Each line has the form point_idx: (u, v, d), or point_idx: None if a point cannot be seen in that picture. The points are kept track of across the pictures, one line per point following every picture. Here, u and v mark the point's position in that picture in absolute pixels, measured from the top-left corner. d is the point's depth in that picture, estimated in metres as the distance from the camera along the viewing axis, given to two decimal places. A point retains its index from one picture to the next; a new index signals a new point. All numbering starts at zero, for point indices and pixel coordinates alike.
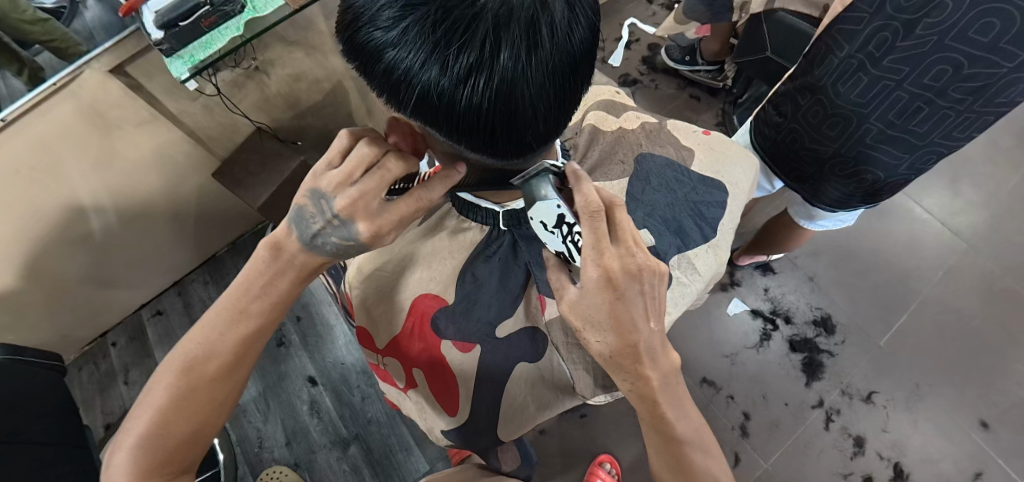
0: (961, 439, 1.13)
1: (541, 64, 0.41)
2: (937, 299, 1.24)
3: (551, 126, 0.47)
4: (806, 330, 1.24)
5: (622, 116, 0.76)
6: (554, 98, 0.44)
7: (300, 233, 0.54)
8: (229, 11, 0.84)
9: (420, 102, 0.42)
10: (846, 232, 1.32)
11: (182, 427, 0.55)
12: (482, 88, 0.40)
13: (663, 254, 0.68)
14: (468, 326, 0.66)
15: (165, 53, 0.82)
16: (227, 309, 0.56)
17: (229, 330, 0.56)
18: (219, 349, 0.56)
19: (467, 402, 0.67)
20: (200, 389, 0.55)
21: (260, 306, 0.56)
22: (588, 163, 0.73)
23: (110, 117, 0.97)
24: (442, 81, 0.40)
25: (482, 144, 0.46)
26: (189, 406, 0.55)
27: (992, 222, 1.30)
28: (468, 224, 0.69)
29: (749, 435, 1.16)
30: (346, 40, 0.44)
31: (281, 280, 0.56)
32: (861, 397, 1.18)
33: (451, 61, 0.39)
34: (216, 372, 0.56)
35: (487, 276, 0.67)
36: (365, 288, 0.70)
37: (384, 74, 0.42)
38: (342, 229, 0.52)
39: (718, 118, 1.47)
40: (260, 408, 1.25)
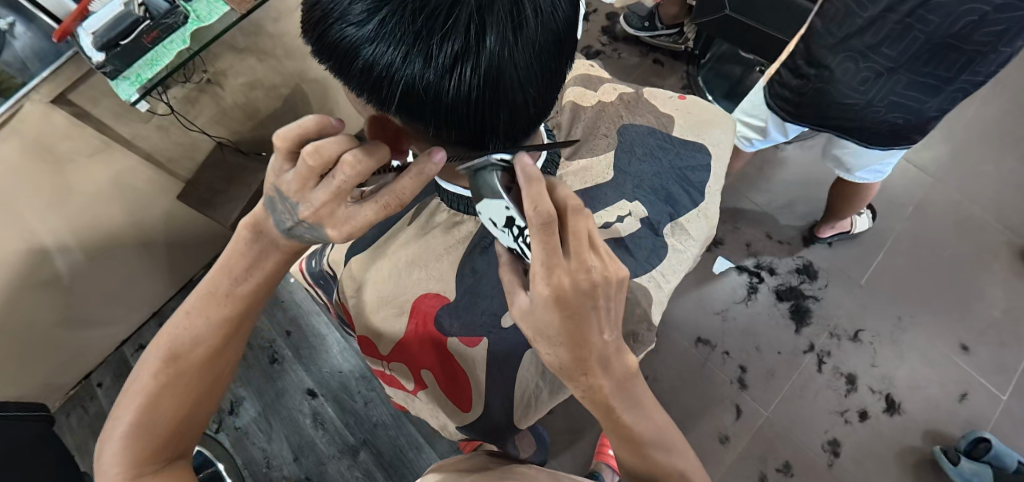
0: (944, 364, 1.19)
1: (527, 44, 0.40)
2: (909, 233, 1.29)
3: (540, 109, 0.46)
4: (791, 278, 1.28)
5: (599, 90, 0.75)
6: (542, 78, 0.43)
7: (276, 221, 0.51)
8: (172, 24, 0.80)
9: (405, 98, 0.41)
10: (818, 179, 1.36)
11: (173, 412, 0.55)
12: (469, 76, 0.39)
13: (656, 223, 0.69)
14: (473, 318, 0.66)
15: (109, 76, 0.78)
16: (208, 295, 0.54)
17: (214, 314, 0.54)
18: (204, 335, 0.54)
19: (481, 396, 0.66)
20: (187, 374, 0.54)
21: (244, 290, 0.54)
22: (572, 141, 0.72)
23: (60, 150, 0.92)
24: (427, 73, 0.39)
25: (472, 134, 0.45)
26: (177, 392, 0.54)
27: (953, 153, 1.35)
28: (461, 217, 0.70)
29: (748, 387, 1.20)
30: (316, 40, 0.42)
31: (267, 261, 0.54)
32: (849, 336, 1.22)
33: (435, 51, 0.38)
34: (203, 356, 0.55)
35: (486, 267, 0.68)
36: (363, 295, 0.68)
37: (362, 72, 0.40)
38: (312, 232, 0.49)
39: (684, 81, 1.47)
40: (262, 428, 1.23)
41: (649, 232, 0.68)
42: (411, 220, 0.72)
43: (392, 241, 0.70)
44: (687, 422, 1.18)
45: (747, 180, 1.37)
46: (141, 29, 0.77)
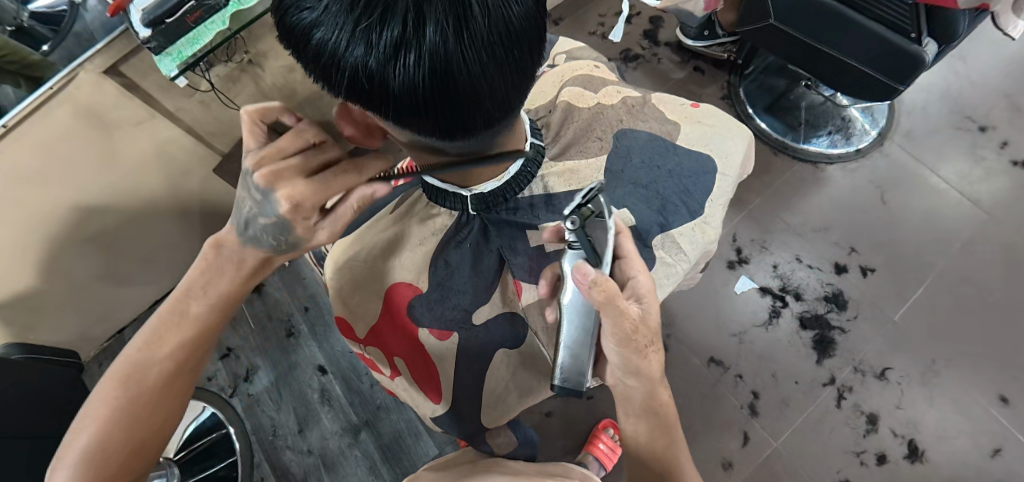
0: (978, 414, 1.10)
1: (473, 38, 0.39)
2: (955, 270, 1.20)
3: (500, 106, 0.45)
4: (817, 306, 1.21)
5: (600, 92, 0.73)
6: (498, 75, 0.42)
7: (238, 219, 0.54)
8: (213, 6, 0.86)
9: (353, 86, 0.41)
10: (856, 204, 1.28)
11: (124, 443, 0.55)
12: (411, 65, 0.39)
13: (645, 232, 0.66)
14: (443, 314, 0.65)
15: (154, 51, 0.86)
16: (167, 315, 0.57)
17: (170, 332, 0.56)
18: (161, 355, 0.56)
19: (449, 388, 0.68)
20: (143, 397, 0.55)
21: (200, 311, 0.57)
22: (561, 142, 0.69)
23: (109, 117, 0.99)
24: (369, 61, 0.39)
25: (426, 126, 0.44)
26: (132, 414, 0.55)
27: (1015, 190, 1.25)
28: (438, 210, 0.67)
29: (759, 414, 1.15)
30: (280, 24, 0.43)
31: (221, 282, 0.57)
32: (875, 374, 1.15)
33: (375, 39, 0.38)
34: (158, 379, 0.56)
35: (460, 262, 0.66)
36: (339, 278, 0.70)
37: (315, 56, 0.41)
38: (264, 206, 0.51)
39: (723, 91, 1.43)
40: (272, 398, 1.28)
41: (637, 243, 0.65)
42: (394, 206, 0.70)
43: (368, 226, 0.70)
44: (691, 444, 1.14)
45: (781, 198, 1.30)
46: (185, 9, 0.84)
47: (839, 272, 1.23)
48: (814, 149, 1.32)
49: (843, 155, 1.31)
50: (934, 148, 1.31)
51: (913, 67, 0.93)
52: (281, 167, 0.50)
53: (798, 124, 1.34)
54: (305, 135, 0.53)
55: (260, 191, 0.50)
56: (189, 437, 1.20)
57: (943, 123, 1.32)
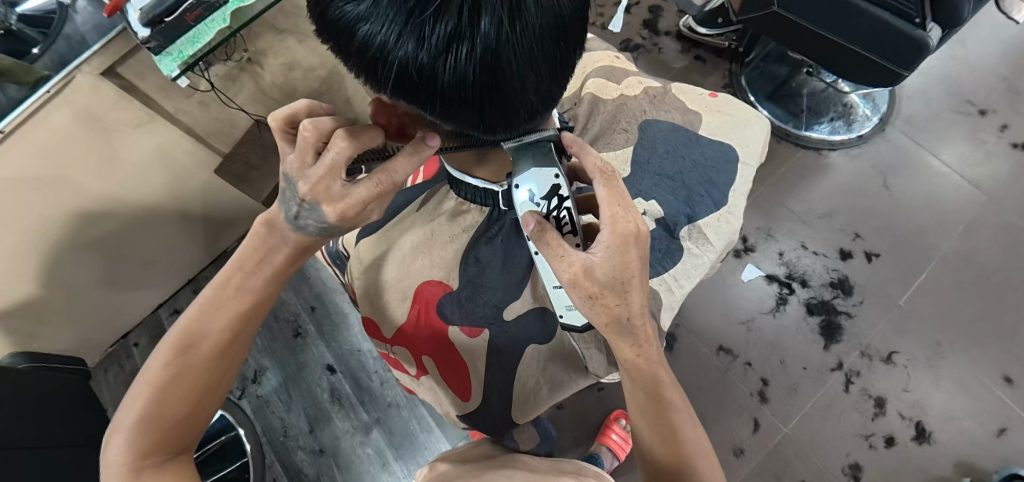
0: (983, 395, 1.12)
1: (527, 28, 0.38)
2: (958, 254, 1.21)
3: (543, 96, 0.44)
4: (823, 292, 1.22)
5: (623, 83, 0.72)
6: (545, 65, 0.41)
7: (285, 214, 0.54)
8: (213, 4, 0.84)
9: (399, 80, 0.40)
10: (861, 190, 1.29)
11: (178, 410, 0.55)
12: (463, 59, 0.37)
13: (672, 222, 0.67)
14: (474, 311, 0.65)
15: (154, 51, 0.85)
16: (221, 286, 0.56)
17: (224, 307, 0.56)
18: (217, 326, 0.56)
19: (480, 386, 0.66)
20: (197, 366, 0.55)
21: (255, 284, 0.57)
22: (589, 134, 0.71)
23: (108, 120, 0.97)
24: (420, 55, 0.37)
25: (471, 118, 0.43)
26: (186, 385, 0.55)
27: (1015, 173, 1.26)
28: (467, 206, 0.68)
29: (768, 401, 1.16)
30: (317, 16, 0.41)
31: (275, 257, 0.57)
32: (882, 358, 1.16)
33: (427, 32, 0.36)
34: (213, 349, 0.56)
35: (490, 257, 0.66)
36: (368, 278, 0.70)
37: (358, 50, 0.39)
38: (313, 213, 0.51)
39: (725, 80, 1.42)
40: (282, 399, 1.27)
41: (664, 234, 0.66)
42: (419, 205, 0.71)
43: (396, 225, 0.70)
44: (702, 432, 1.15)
45: (785, 186, 1.31)
46: (184, 7, 0.82)
47: (845, 258, 1.24)
48: (817, 136, 1.32)
49: (846, 141, 1.32)
50: (935, 133, 1.31)
51: (917, 52, 0.93)
52: (313, 182, 0.49)
53: (800, 112, 1.34)
54: (310, 136, 0.49)
55: (305, 203, 0.51)
56: (200, 440, 1.21)
57: (944, 107, 1.33)
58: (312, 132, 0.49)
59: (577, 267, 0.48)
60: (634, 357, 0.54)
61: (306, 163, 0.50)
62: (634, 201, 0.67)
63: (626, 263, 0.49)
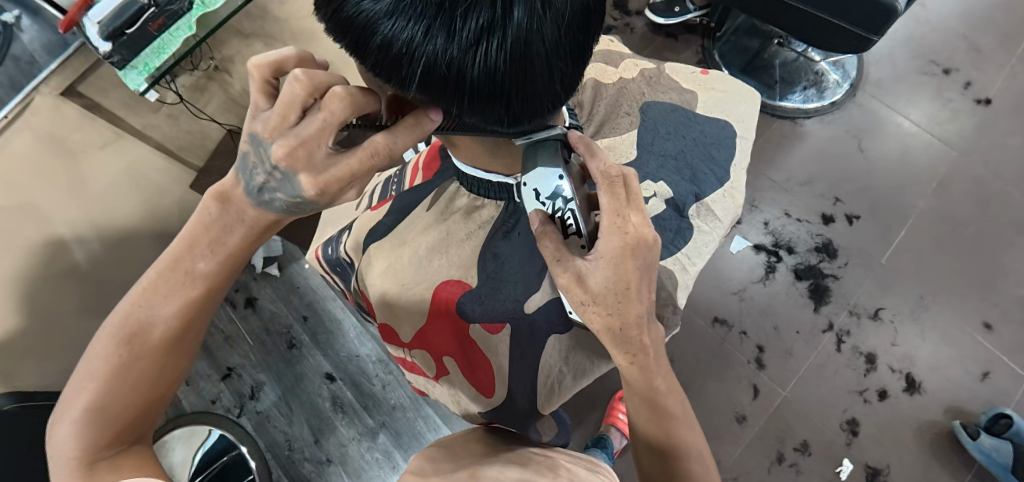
0: (965, 342, 1.17)
1: (556, 16, 0.37)
2: (933, 209, 1.26)
3: (566, 85, 0.44)
4: (809, 257, 1.25)
5: (621, 66, 0.72)
6: (571, 52, 0.41)
7: (246, 184, 0.49)
8: (177, 11, 0.82)
9: (425, 77, 0.39)
10: (838, 154, 1.32)
11: (130, 404, 0.50)
12: (494, 51, 0.36)
13: (681, 202, 0.67)
14: (495, 306, 0.64)
15: (118, 66, 0.81)
16: (169, 269, 0.50)
17: (174, 292, 0.51)
18: (167, 312, 0.51)
19: (504, 382, 0.65)
20: (148, 356, 0.50)
21: (207, 266, 0.51)
22: (597, 118, 0.70)
23: (72, 141, 0.94)
24: (449, 49, 0.36)
25: (497, 112, 0.42)
26: (136, 379, 0.50)
27: (980, 127, 1.32)
28: (481, 202, 0.67)
29: (765, 366, 1.19)
30: (332, 16, 0.39)
31: (229, 237, 0.51)
32: (869, 315, 1.21)
33: (458, 25, 0.35)
34: (165, 335, 0.51)
35: (509, 253, 0.65)
36: (383, 284, 0.68)
37: (381, 49, 0.38)
38: (285, 185, 0.46)
39: (699, 55, 1.43)
40: (283, 411, 1.25)
41: (673, 214, 0.66)
42: (429, 205, 0.70)
43: (408, 226, 0.69)
44: (705, 403, 1.17)
45: (764, 157, 1.34)
46: (147, 16, 0.79)
47: (827, 222, 1.27)
48: (792, 106, 1.35)
49: (819, 108, 1.35)
50: (903, 94, 1.36)
51: (884, 16, 0.96)
52: (290, 145, 0.43)
53: (774, 83, 1.37)
54: (301, 91, 0.43)
55: (279, 170, 0.45)
56: (200, 463, 1.16)
57: (910, 69, 1.37)
58: (304, 87, 0.42)
59: (569, 276, 0.48)
60: (625, 364, 0.53)
61: (287, 121, 0.44)
62: (644, 183, 0.67)
63: (626, 273, 0.46)
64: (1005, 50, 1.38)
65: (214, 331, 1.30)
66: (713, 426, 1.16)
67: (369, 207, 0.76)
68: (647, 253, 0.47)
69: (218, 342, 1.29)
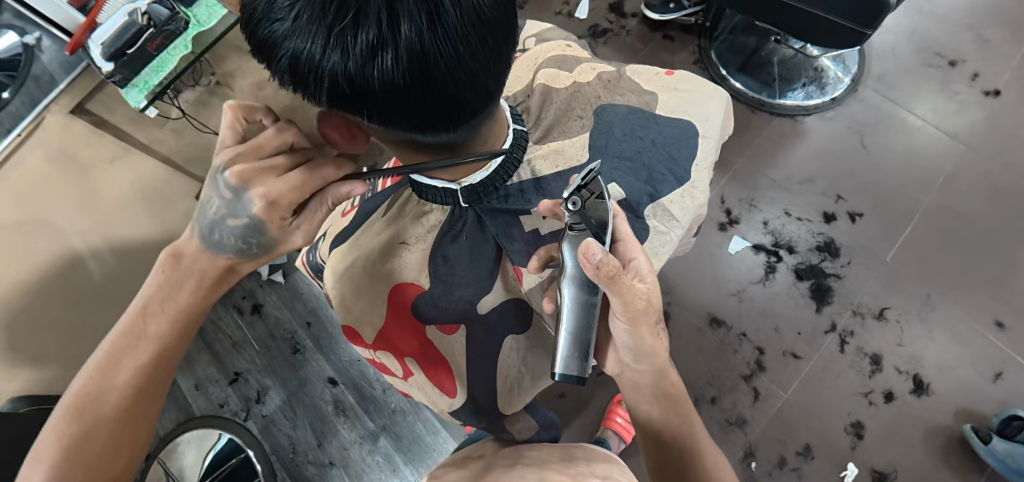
0: (977, 341, 1.14)
1: (448, 29, 0.38)
2: (941, 205, 1.22)
3: (483, 94, 0.45)
4: (811, 257, 1.23)
5: (576, 70, 0.72)
6: (478, 63, 0.41)
7: (201, 222, 0.55)
8: (173, 31, 0.89)
9: (333, 91, 0.40)
10: (838, 151, 1.30)
11: (89, 476, 0.52)
12: (389, 65, 0.38)
13: (635, 203, 0.66)
14: (447, 307, 0.64)
15: (120, 84, 0.87)
16: (124, 336, 0.54)
17: (129, 356, 0.54)
18: (121, 378, 0.54)
19: (463, 384, 0.66)
20: (102, 427, 0.53)
21: (161, 327, 0.55)
22: (544, 124, 0.69)
23: (83, 157, 1.00)
24: (346, 66, 0.38)
25: (411, 121, 0.44)
26: (95, 445, 0.52)
27: (990, 120, 1.28)
28: (429, 207, 0.67)
29: (766, 368, 1.17)
30: (249, 37, 0.41)
31: (181, 294, 0.56)
32: (874, 315, 1.18)
33: (350, 41, 0.37)
34: (119, 405, 0.54)
35: (458, 256, 0.65)
36: (343, 286, 0.70)
37: (289, 66, 0.40)
38: (235, 211, 0.53)
39: (695, 56, 1.42)
40: (288, 416, 1.28)
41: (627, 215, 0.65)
42: (385, 211, 0.71)
43: (365, 233, 0.70)
44: (705, 404, 1.16)
45: (764, 155, 1.31)
46: (145, 37, 0.86)
47: (828, 221, 1.25)
48: (792, 104, 1.33)
49: (819, 105, 1.33)
50: (908, 88, 1.32)
51: (878, 10, 0.94)
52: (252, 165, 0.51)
53: (773, 80, 1.35)
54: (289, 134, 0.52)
55: (232, 190, 0.52)
56: (208, 465, 1.22)
57: (914, 62, 1.34)
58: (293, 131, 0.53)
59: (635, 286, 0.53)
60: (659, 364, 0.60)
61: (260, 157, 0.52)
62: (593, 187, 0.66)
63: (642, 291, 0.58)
64: (1017, 40, 1.34)
65: (222, 337, 1.34)
66: (714, 427, 1.14)
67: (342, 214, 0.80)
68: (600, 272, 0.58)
69: (225, 348, 1.33)
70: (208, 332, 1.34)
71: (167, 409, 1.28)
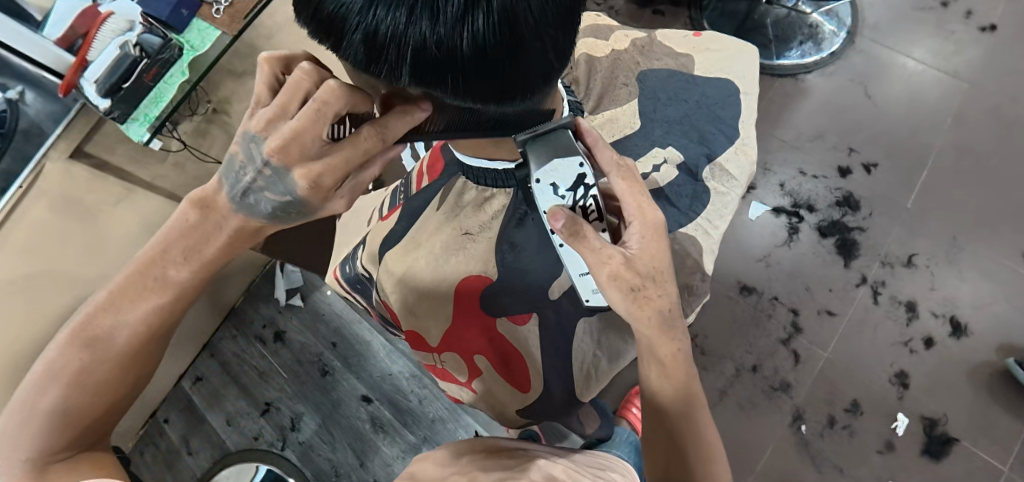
0: (1007, 276, 1.14)
1: None
2: (952, 145, 1.22)
3: (559, 56, 0.43)
4: (832, 213, 1.22)
5: (611, 38, 0.71)
6: (560, 20, 0.40)
7: (231, 189, 0.48)
8: (168, 59, 0.84)
9: (414, 62, 0.38)
10: (844, 104, 1.29)
11: (90, 407, 0.50)
12: (481, 26, 0.36)
13: (694, 166, 0.65)
14: (521, 296, 0.63)
15: (119, 120, 0.83)
16: (138, 275, 0.49)
17: (142, 301, 0.50)
18: (133, 318, 0.50)
19: (539, 376, 0.64)
20: (109, 364, 0.50)
21: (179, 275, 0.50)
22: (593, 95, 0.69)
23: (87, 202, 0.93)
24: (435, 32, 0.36)
25: (490, 90, 0.41)
26: (100, 380, 0.50)
27: (988, 55, 1.28)
28: (490, 192, 0.65)
29: (802, 330, 1.16)
30: (313, 15, 0.39)
31: (208, 245, 0.50)
32: (902, 262, 1.17)
33: (441, 2, 0.35)
34: (127, 344, 0.50)
35: (525, 241, 0.64)
36: (403, 292, 0.67)
37: (365, 41, 0.37)
38: (273, 184, 0.46)
39: (687, 27, 1.41)
40: (325, 439, 1.25)
41: (687, 178, 0.65)
42: (439, 204, 0.68)
43: (422, 229, 0.68)
44: (748, 374, 1.15)
45: (770, 117, 1.31)
46: (140, 67, 0.82)
47: (844, 175, 1.24)
48: (790, 63, 1.32)
49: (818, 61, 1.32)
50: (903, 34, 1.32)
51: None
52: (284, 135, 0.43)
53: (768, 42, 1.33)
54: (304, 80, 0.44)
55: (273, 169, 0.45)
56: None
57: (905, 7, 1.34)
58: (309, 75, 0.44)
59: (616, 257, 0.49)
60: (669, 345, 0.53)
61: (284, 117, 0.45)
62: (652, 151, 0.65)
63: (657, 253, 0.51)
64: None
65: (247, 369, 1.31)
66: (759, 396, 1.13)
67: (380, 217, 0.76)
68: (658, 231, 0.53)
69: (252, 380, 1.31)
70: (232, 366, 1.32)
71: (201, 449, 1.25)
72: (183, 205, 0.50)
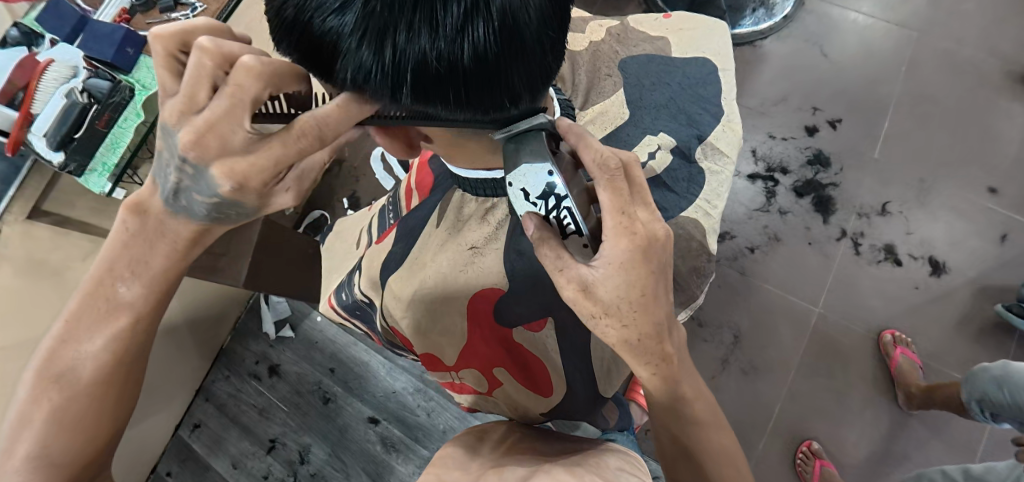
0: (976, 211, 1.19)
1: None
2: (910, 93, 1.26)
3: (557, 56, 0.42)
4: (805, 172, 1.25)
5: (586, 30, 0.71)
6: (556, 20, 0.39)
7: (162, 191, 0.45)
8: (120, 101, 0.79)
9: (414, 80, 0.37)
10: (802, 65, 1.32)
11: (76, 451, 0.49)
12: (481, 36, 0.35)
13: (686, 147, 0.66)
14: (534, 303, 0.61)
15: (76, 174, 0.78)
16: (91, 296, 0.48)
17: (101, 326, 0.48)
18: (94, 347, 0.49)
19: (561, 380, 0.63)
20: (80, 398, 0.49)
21: (132, 293, 0.48)
22: (579, 89, 0.69)
23: (53, 262, 0.87)
24: (436, 46, 0.35)
25: (493, 100, 0.40)
26: (73, 419, 0.48)
27: (930, 1, 1.32)
28: (490, 201, 0.65)
29: (794, 290, 1.19)
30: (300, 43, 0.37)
31: (152, 256, 0.48)
32: (877, 211, 1.21)
33: (439, 15, 0.34)
34: (95, 374, 0.49)
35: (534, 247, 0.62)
36: (414, 313, 0.65)
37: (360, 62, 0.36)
38: (198, 184, 0.42)
39: (642, 6, 1.41)
40: (336, 467, 1.22)
41: (682, 162, 0.65)
42: (439, 220, 0.69)
43: (427, 249, 0.67)
44: (749, 341, 1.16)
45: None
46: (92, 115, 0.77)
47: (812, 134, 1.27)
48: (745, 32, 1.33)
49: (773, 27, 1.33)
50: None
51: None
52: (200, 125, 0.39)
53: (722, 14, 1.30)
54: (205, 62, 0.38)
55: (191, 165, 0.41)
56: None
57: None
58: (210, 57, 0.38)
59: (575, 286, 0.42)
60: (649, 374, 0.48)
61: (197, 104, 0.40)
62: (645, 139, 0.65)
63: (636, 281, 0.42)
64: None
65: (245, 407, 1.28)
66: (762, 360, 1.15)
67: (374, 241, 0.76)
68: (660, 250, 0.43)
69: (252, 418, 1.27)
70: (230, 407, 1.28)
71: None
72: (120, 213, 0.48)
